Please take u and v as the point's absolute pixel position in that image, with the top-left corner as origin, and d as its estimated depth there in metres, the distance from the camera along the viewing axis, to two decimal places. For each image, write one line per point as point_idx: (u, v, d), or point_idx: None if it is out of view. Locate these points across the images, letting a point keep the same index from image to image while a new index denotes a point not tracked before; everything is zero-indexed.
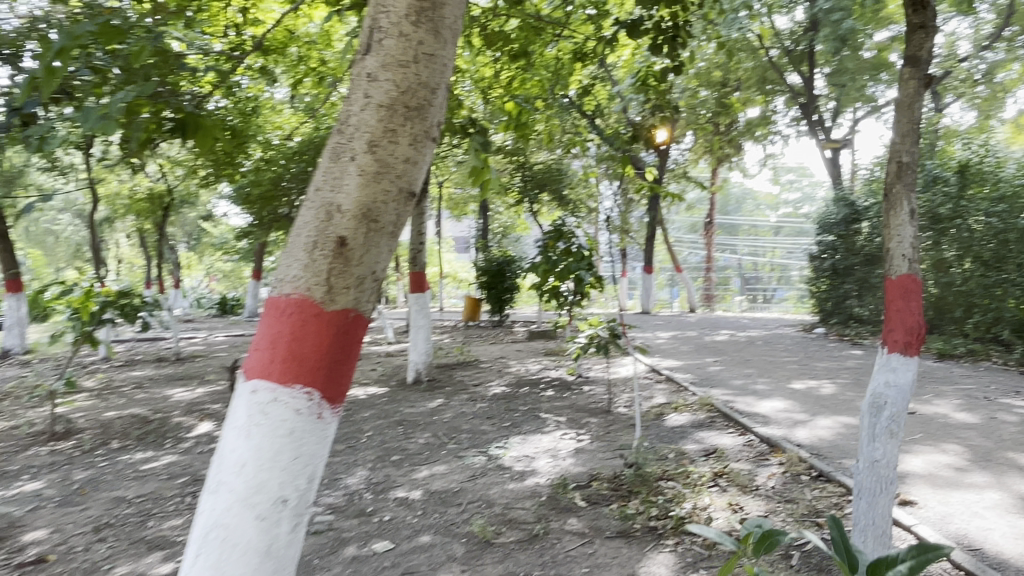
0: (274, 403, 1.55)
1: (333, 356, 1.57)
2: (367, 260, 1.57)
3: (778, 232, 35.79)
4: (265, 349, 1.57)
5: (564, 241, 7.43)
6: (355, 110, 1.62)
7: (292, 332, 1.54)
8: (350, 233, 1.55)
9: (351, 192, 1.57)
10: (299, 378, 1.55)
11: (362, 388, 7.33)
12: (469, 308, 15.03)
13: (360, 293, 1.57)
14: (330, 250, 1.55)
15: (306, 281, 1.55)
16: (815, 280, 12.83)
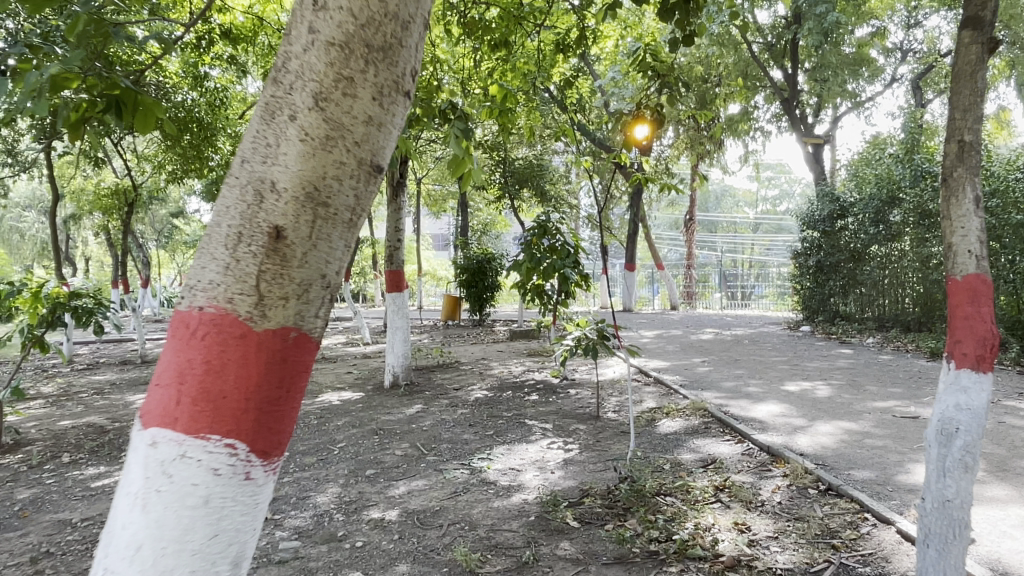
0: (180, 460, 1.04)
1: (267, 394, 1.07)
2: (314, 261, 1.09)
3: (757, 229, 35.88)
4: (169, 384, 1.06)
5: (548, 238, 7.06)
6: (293, 48, 1.12)
7: (207, 362, 1.04)
8: (289, 221, 1.07)
9: (289, 164, 1.08)
10: (216, 426, 1.04)
11: (336, 393, 6.96)
12: (448, 307, 14.71)
13: (306, 309, 1.10)
14: (260, 246, 1.07)
15: (226, 289, 1.07)
16: (800, 277, 12.65)
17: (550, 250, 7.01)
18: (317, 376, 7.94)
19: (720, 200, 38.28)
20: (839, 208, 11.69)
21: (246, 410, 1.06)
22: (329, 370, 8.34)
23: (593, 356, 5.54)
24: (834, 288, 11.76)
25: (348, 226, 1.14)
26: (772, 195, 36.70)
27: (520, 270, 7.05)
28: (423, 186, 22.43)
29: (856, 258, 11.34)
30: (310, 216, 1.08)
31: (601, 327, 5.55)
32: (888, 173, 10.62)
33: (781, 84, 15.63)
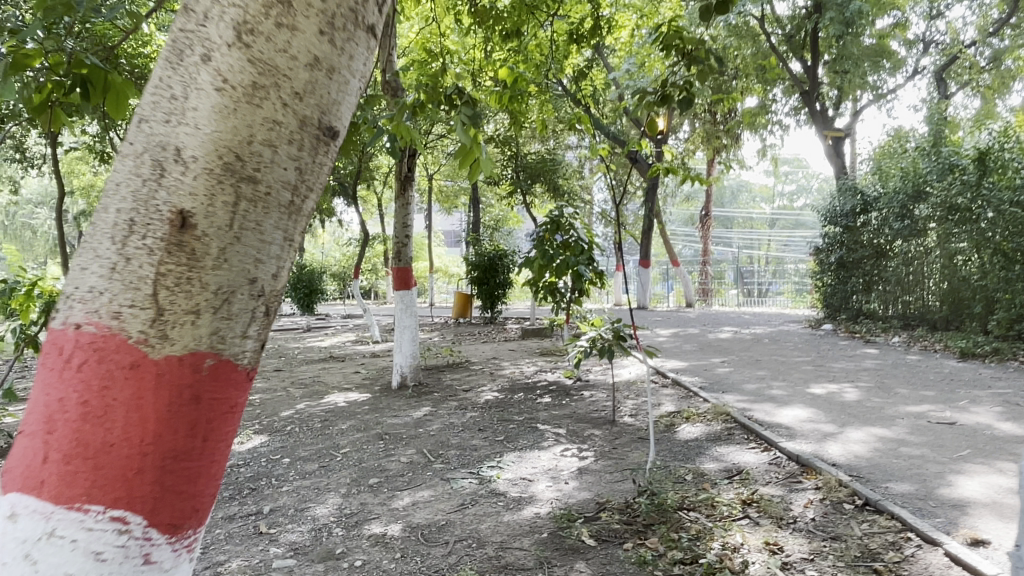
0: (48, 541, 0.88)
1: (176, 434, 0.90)
2: (232, 260, 0.93)
3: (773, 224, 35.41)
4: (37, 428, 0.90)
5: (561, 234, 6.82)
6: None
7: (85, 404, 0.88)
8: (197, 204, 0.92)
9: (200, 125, 0.93)
10: (100, 495, 0.88)
11: (342, 394, 6.74)
12: (460, 304, 14.50)
13: (224, 322, 0.94)
14: (160, 232, 0.91)
15: (118, 297, 0.91)
16: (821, 274, 12.31)
17: (563, 246, 6.77)
18: (324, 376, 7.73)
19: (736, 195, 37.82)
20: (862, 203, 11.34)
21: (134, 473, 0.89)
22: (337, 370, 8.13)
23: (609, 357, 5.29)
24: (857, 285, 11.42)
25: (285, 211, 0.98)
26: (789, 190, 36.22)
27: (532, 267, 6.81)
28: (435, 182, 22.23)
29: (879, 254, 11.00)
30: (222, 197, 0.93)
31: (617, 327, 5.28)
32: (913, 166, 10.27)
33: (800, 76, 15.27)
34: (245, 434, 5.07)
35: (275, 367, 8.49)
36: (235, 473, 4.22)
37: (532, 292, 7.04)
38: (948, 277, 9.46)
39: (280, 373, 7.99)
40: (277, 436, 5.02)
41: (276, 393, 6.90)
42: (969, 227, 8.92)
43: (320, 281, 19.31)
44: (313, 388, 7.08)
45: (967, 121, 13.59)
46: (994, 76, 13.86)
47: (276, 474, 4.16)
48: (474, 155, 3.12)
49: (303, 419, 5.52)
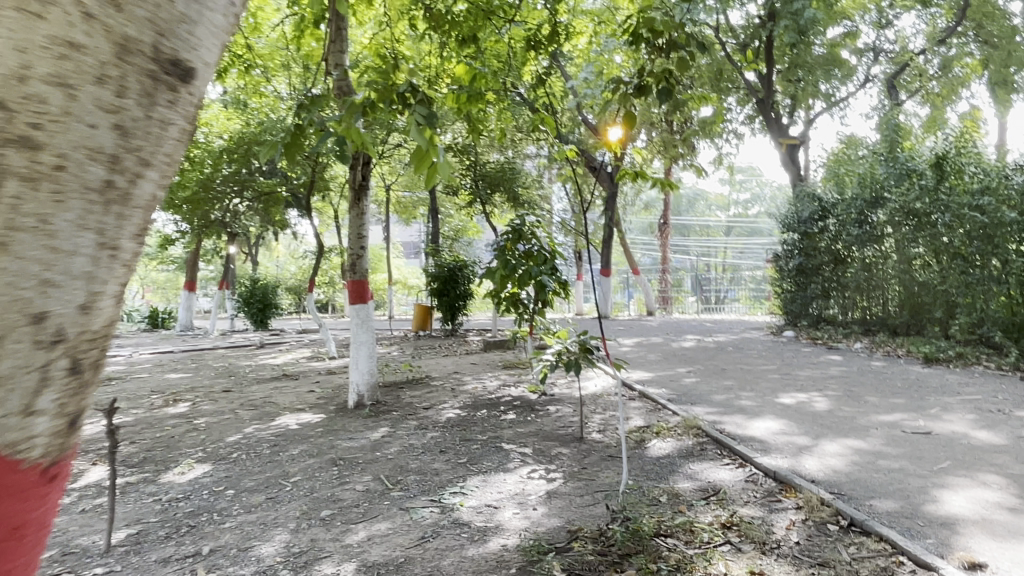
0: None
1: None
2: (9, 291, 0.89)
3: (729, 232, 35.83)
4: None
5: (524, 243, 6.59)
6: None
7: None
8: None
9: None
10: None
11: (295, 415, 6.38)
12: (420, 317, 14.18)
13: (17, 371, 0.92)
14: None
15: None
16: (780, 281, 12.32)
17: (526, 256, 6.54)
18: (276, 396, 7.35)
19: (693, 204, 38.19)
20: (821, 209, 11.38)
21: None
22: (290, 389, 7.75)
23: (576, 371, 5.05)
24: (817, 291, 11.43)
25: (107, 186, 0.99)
26: (743, 198, 36.71)
27: (493, 277, 6.56)
28: (392, 192, 21.90)
29: (838, 260, 11.03)
30: (11, 158, 0.88)
31: (584, 339, 5.07)
32: (871, 171, 10.33)
33: (755, 85, 15.40)
34: (187, 464, 4.70)
35: (224, 387, 8.06)
36: (173, 508, 3.86)
37: (494, 303, 6.78)
38: (906, 281, 9.51)
39: (229, 394, 7.58)
40: (221, 465, 4.65)
41: (224, 415, 6.51)
42: (927, 232, 9.01)
43: (274, 295, 18.77)
44: (264, 410, 6.70)
45: (917, 128, 13.84)
46: (941, 84, 14.14)
47: (218, 509, 3.82)
48: (432, 158, 2.96)
49: (251, 444, 5.16)
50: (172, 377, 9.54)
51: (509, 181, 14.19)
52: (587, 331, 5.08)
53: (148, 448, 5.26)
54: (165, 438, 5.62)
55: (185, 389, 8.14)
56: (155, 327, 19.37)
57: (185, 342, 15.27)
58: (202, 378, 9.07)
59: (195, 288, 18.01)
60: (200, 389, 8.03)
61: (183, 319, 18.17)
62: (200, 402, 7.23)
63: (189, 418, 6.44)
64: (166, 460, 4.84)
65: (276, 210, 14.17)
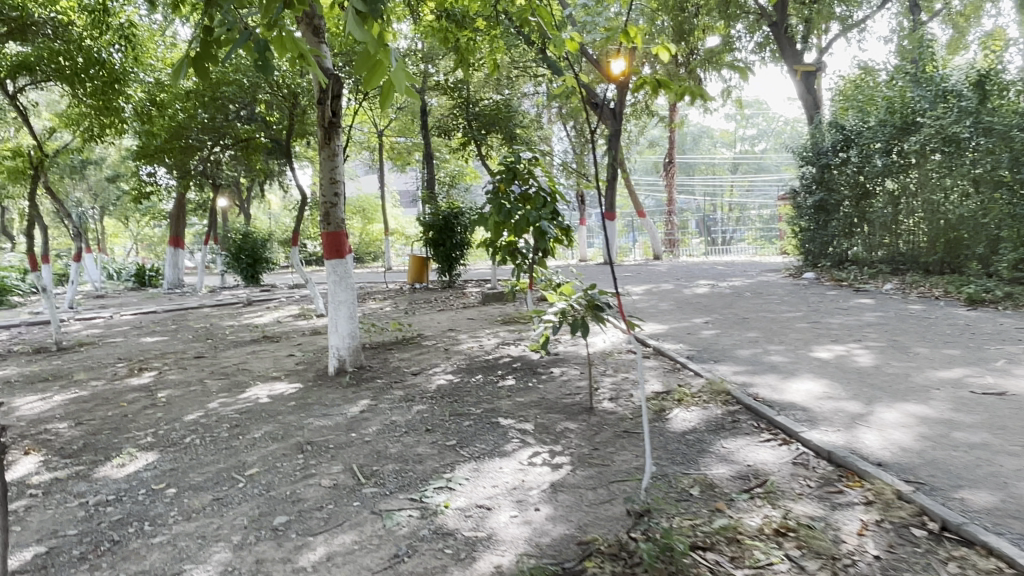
0: None
1: None
2: None
3: (735, 170, 34.77)
4: None
5: (519, 184, 5.81)
6: None
7: None
8: None
9: None
10: None
11: (267, 386, 5.68)
12: (415, 269, 13.43)
13: None
14: None
15: None
16: (799, 219, 11.50)
17: (521, 200, 5.76)
18: (251, 362, 6.65)
19: (698, 141, 36.97)
20: (843, 139, 10.49)
21: None
22: (268, 353, 7.05)
23: (582, 332, 4.30)
24: (840, 228, 10.59)
25: None
26: (750, 134, 35.43)
27: (487, 225, 5.81)
28: (386, 137, 20.95)
29: (863, 195, 10.18)
30: None
31: (595, 297, 4.28)
32: (900, 95, 9.46)
33: (766, 9, 14.30)
34: (130, 452, 4.00)
35: (197, 353, 7.38)
36: (98, 517, 3.17)
37: (487, 254, 6.02)
38: (936, 215, 8.77)
39: (200, 361, 6.89)
40: (169, 454, 3.96)
41: (189, 388, 5.81)
42: (964, 159, 8.22)
43: (265, 250, 18.03)
44: (235, 380, 6.00)
45: (942, 49, 12.83)
46: (967, 2, 13.08)
47: (152, 516, 3.13)
48: (384, 63, 2.33)
49: (209, 426, 4.47)
50: (147, 342, 8.86)
51: (505, 119, 13.08)
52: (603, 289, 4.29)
53: (94, 431, 4.57)
54: (117, 418, 4.93)
55: (155, 355, 7.46)
56: (143, 286, 18.72)
57: (172, 301, 14.61)
58: (177, 343, 8.39)
59: (180, 243, 17.26)
60: (171, 355, 7.34)
61: (171, 277, 17.46)
62: (167, 371, 6.53)
63: (151, 392, 5.76)
64: (107, 447, 4.16)
65: (258, 160, 13.32)
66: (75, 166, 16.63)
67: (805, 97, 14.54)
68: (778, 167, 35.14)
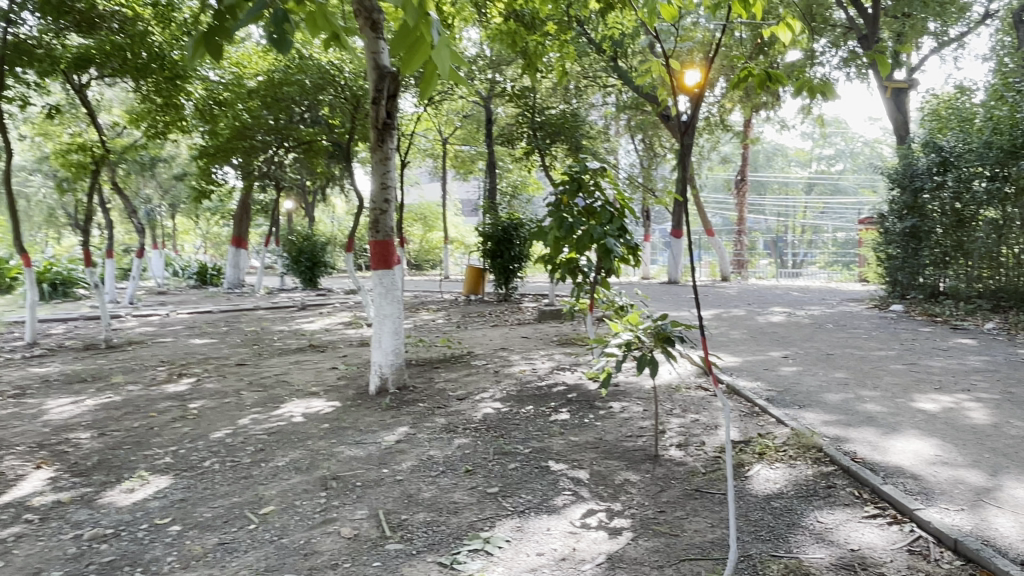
0: None
1: None
2: None
3: (810, 190, 33.38)
4: None
5: (584, 197, 5.27)
6: None
7: None
8: None
9: None
10: None
11: (303, 402, 5.30)
12: (471, 280, 13.03)
13: None
14: None
15: None
16: (885, 245, 10.62)
17: (585, 214, 5.22)
18: (291, 373, 6.30)
19: (771, 159, 35.70)
20: (941, 161, 9.57)
21: None
22: (311, 363, 6.70)
23: (650, 369, 3.69)
24: (932, 257, 9.69)
25: None
26: (826, 154, 34.00)
27: (546, 240, 5.30)
28: (450, 144, 20.73)
29: (959, 222, 9.28)
30: None
31: (664, 328, 3.67)
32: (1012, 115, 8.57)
33: (854, 22, 13.44)
34: (142, 475, 3.64)
35: (239, 359, 7.10)
36: (88, 556, 2.79)
37: (545, 271, 5.51)
38: None
39: (241, 369, 6.59)
40: (183, 480, 3.58)
41: (223, 400, 5.48)
42: None
43: (324, 253, 17.98)
44: (272, 393, 5.64)
45: None
46: None
47: (146, 561, 2.73)
48: (423, 38, 1.95)
49: (233, 448, 4.09)
50: (196, 344, 8.69)
51: (572, 129, 12.59)
52: (670, 319, 3.68)
53: (114, 446, 4.25)
54: (141, 431, 4.61)
55: (198, 359, 7.21)
56: (205, 284, 18.91)
57: (230, 301, 14.59)
58: (223, 347, 8.16)
59: (241, 243, 17.36)
60: (214, 361, 7.08)
61: (232, 277, 17.55)
62: (204, 379, 6.24)
63: (184, 402, 5.44)
64: (120, 466, 3.81)
65: (320, 163, 13.19)
66: (144, 162, 16.92)
67: (894, 116, 13.57)
68: (856, 190, 33.58)
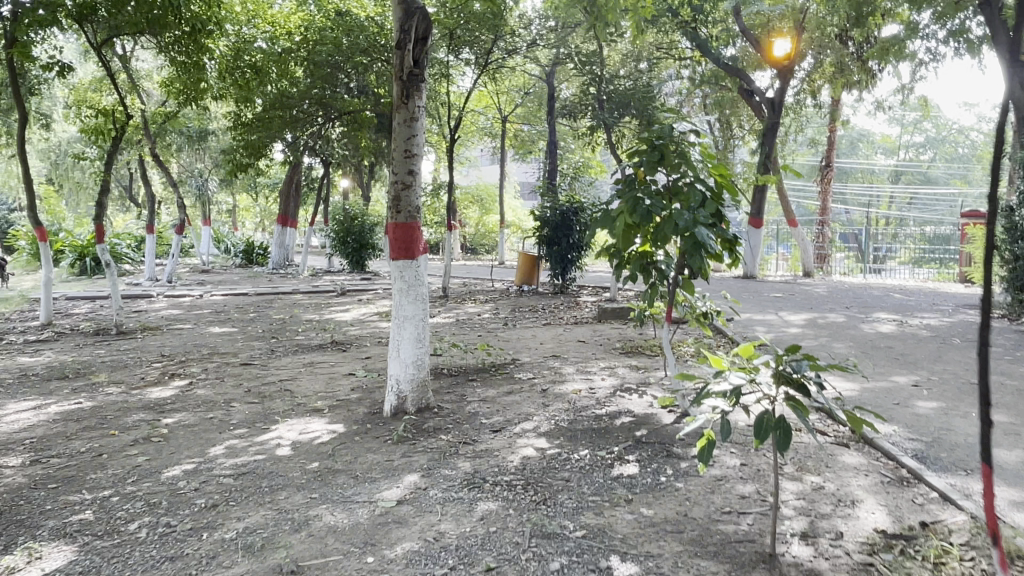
0: None
1: None
2: None
3: (896, 180, 30.96)
4: None
5: (665, 172, 3.97)
6: None
7: None
8: None
9: None
10: None
11: (301, 423, 4.24)
12: (524, 268, 11.85)
13: None
14: None
15: None
16: (1012, 244, 8.93)
17: (666, 195, 3.95)
18: (300, 380, 5.26)
19: (855, 145, 33.27)
20: None
21: None
22: (325, 367, 5.65)
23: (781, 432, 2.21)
24: None
25: None
26: (916, 141, 31.38)
27: (612, 227, 4.04)
28: (510, 122, 19.57)
29: None
30: None
31: (799, 367, 2.40)
32: None
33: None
34: (33, 544, 2.60)
35: (247, 358, 6.11)
36: None
37: (611, 268, 4.27)
38: None
39: (245, 371, 5.58)
40: (87, 556, 2.52)
41: (206, 415, 4.46)
42: None
43: (373, 235, 17.08)
44: (267, 407, 4.60)
45: None
46: None
47: None
48: None
49: (183, 500, 3.04)
50: (216, 333, 7.78)
51: (643, 101, 11.14)
52: (807, 354, 2.44)
53: (36, 485, 3.25)
54: (85, 460, 3.62)
55: (204, 355, 6.26)
56: (250, 264, 18.28)
57: (270, 282, 13.79)
58: (240, 339, 7.21)
59: (287, 222, 16.64)
60: (221, 358, 6.12)
61: (277, 257, 16.74)
62: (198, 383, 5.26)
63: (159, 416, 4.45)
64: (21, 524, 2.80)
65: (366, 137, 12.22)
66: (191, 134, 16.33)
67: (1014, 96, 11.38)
68: (947, 180, 30.63)
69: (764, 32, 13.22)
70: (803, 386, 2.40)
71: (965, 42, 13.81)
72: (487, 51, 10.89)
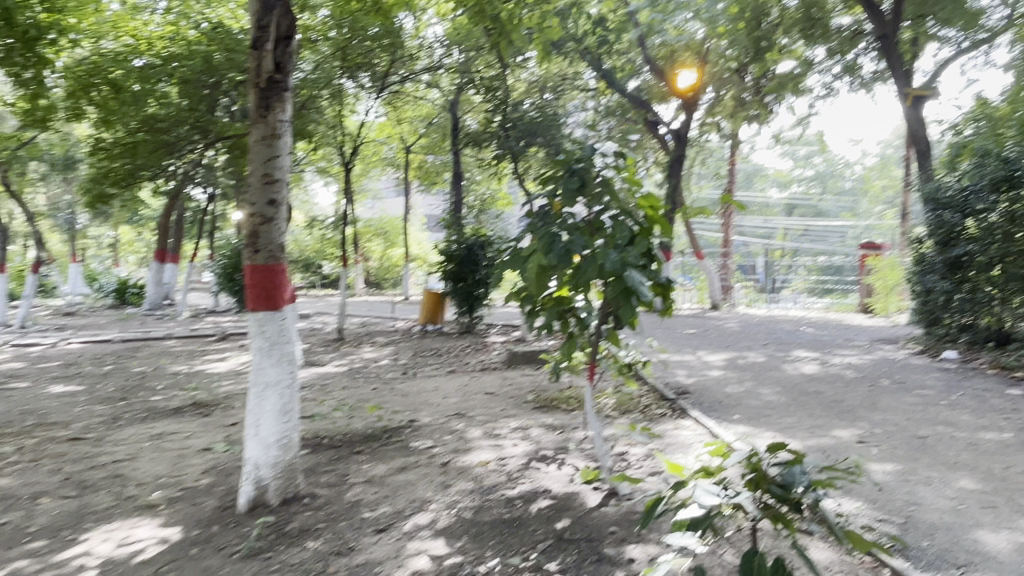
0: None
1: None
2: None
3: (791, 213, 32.02)
4: None
5: (585, 203, 3.29)
6: None
7: None
8: None
9: None
10: None
11: (124, 529, 3.24)
12: (427, 307, 11.04)
13: None
14: None
15: None
16: (922, 277, 8.83)
17: (586, 230, 3.26)
18: (140, 460, 4.22)
19: (751, 178, 34.37)
20: (1004, 176, 7.68)
21: None
22: (177, 440, 4.61)
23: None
24: (986, 294, 7.92)
25: None
26: (808, 176, 32.62)
27: (521, 268, 3.31)
28: (414, 153, 18.83)
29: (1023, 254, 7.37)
30: None
31: (795, 478, 1.81)
32: None
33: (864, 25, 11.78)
34: None
35: (80, 430, 5.00)
36: None
37: (522, 316, 3.54)
38: None
39: (71, 450, 4.48)
40: None
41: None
42: None
43: None
44: (86, 505, 3.57)
45: None
46: None
47: None
48: None
49: None
50: (56, 393, 6.55)
51: (550, 129, 10.60)
52: (800, 459, 1.86)
53: None
54: None
55: (27, 428, 5.08)
56: (124, 304, 16.61)
57: (143, 326, 12.36)
58: (81, 401, 6.03)
59: (165, 257, 15.19)
60: (48, 431, 4.97)
61: (154, 296, 15.24)
62: (2, 470, 4.14)
63: None
64: None
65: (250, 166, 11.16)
66: (54, 162, 14.74)
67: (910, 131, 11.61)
68: (837, 213, 31.92)
69: (669, 64, 13.09)
70: (799, 506, 1.79)
71: (859, 78, 14.13)
72: (384, 73, 10.16)
